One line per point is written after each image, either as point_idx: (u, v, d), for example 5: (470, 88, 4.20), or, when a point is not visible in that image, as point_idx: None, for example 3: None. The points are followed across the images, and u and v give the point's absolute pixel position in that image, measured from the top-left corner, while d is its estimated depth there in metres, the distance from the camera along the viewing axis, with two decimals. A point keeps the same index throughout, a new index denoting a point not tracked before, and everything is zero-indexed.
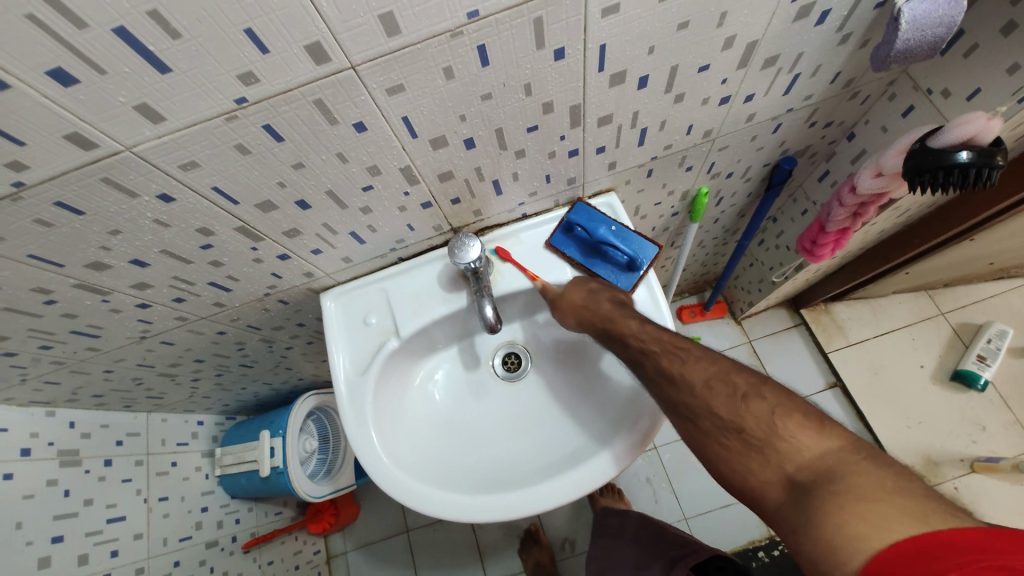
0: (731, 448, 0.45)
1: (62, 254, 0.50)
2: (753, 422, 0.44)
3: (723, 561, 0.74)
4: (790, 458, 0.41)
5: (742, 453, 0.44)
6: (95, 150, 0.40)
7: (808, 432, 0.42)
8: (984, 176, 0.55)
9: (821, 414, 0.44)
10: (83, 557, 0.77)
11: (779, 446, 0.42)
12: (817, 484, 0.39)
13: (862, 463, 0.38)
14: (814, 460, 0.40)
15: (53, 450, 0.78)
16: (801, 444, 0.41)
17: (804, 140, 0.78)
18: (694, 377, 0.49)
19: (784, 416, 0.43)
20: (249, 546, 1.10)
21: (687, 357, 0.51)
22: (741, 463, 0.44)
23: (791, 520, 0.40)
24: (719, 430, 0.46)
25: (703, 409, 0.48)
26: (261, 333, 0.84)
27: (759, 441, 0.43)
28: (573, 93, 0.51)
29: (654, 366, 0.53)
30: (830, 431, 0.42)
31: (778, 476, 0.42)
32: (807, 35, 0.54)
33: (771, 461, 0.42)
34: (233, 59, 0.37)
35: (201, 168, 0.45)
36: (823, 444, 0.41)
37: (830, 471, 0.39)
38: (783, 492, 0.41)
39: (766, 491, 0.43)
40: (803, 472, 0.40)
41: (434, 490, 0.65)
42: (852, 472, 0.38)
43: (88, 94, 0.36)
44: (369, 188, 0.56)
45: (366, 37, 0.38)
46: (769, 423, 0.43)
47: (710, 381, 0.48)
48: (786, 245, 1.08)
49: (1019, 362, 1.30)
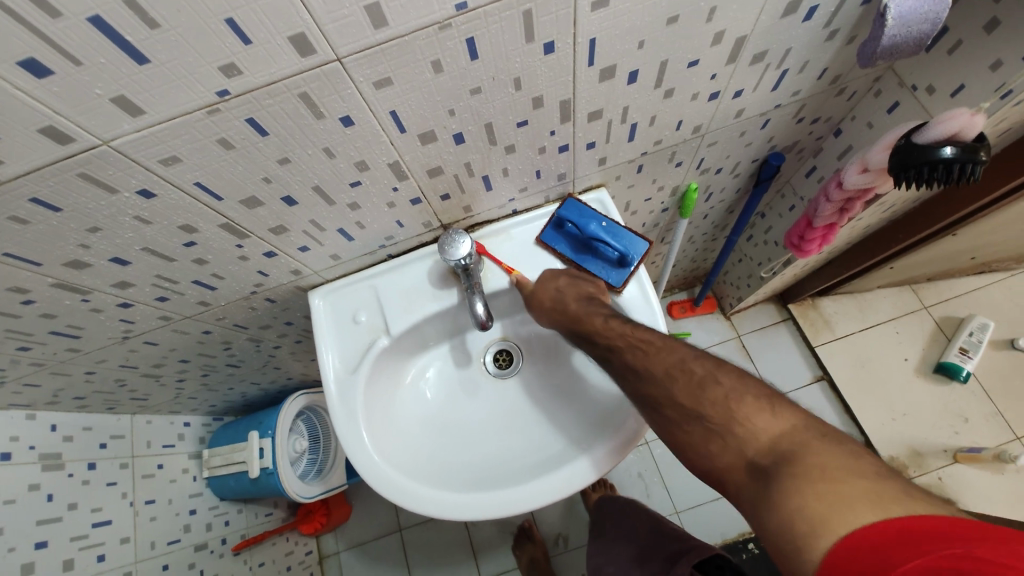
0: (693, 435, 0.46)
1: (39, 252, 0.49)
2: (713, 408, 0.45)
3: (722, 560, 0.74)
4: (749, 442, 0.42)
5: (704, 440, 0.45)
6: (72, 144, 0.39)
7: (763, 415, 0.43)
8: (967, 172, 0.56)
9: (778, 396, 0.44)
10: (68, 562, 0.76)
11: (738, 431, 0.43)
12: (775, 466, 0.39)
13: (815, 443, 0.39)
14: (772, 445, 0.41)
15: (34, 454, 0.76)
16: (757, 428, 0.42)
17: (792, 136, 0.78)
18: (655, 367, 0.51)
19: (739, 401, 0.44)
20: (240, 548, 1.09)
21: (650, 350, 0.52)
22: (702, 449, 0.45)
23: (754, 502, 0.40)
24: (682, 419, 0.47)
25: (665, 399, 0.49)
26: (248, 332, 0.83)
27: (719, 427, 0.44)
28: (563, 87, 0.51)
29: (619, 362, 0.55)
30: (782, 412, 0.42)
31: (740, 461, 0.42)
32: (795, 31, 0.54)
33: (731, 445, 0.43)
34: (215, 50, 0.36)
35: (182, 163, 0.44)
36: (779, 425, 0.42)
37: (787, 452, 0.39)
38: (745, 475, 0.41)
39: (728, 476, 0.43)
40: (763, 455, 0.41)
41: (426, 488, 0.65)
42: (809, 452, 0.38)
43: (63, 85, 0.35)
44: (356, 184, 0.55)
45: (353, 29, 0.37)
46: (725, 408, 0.44)
47: (669, 372, 0.49)
48: (774, 240, 1.09)
49: (1001, 355, 1.33)
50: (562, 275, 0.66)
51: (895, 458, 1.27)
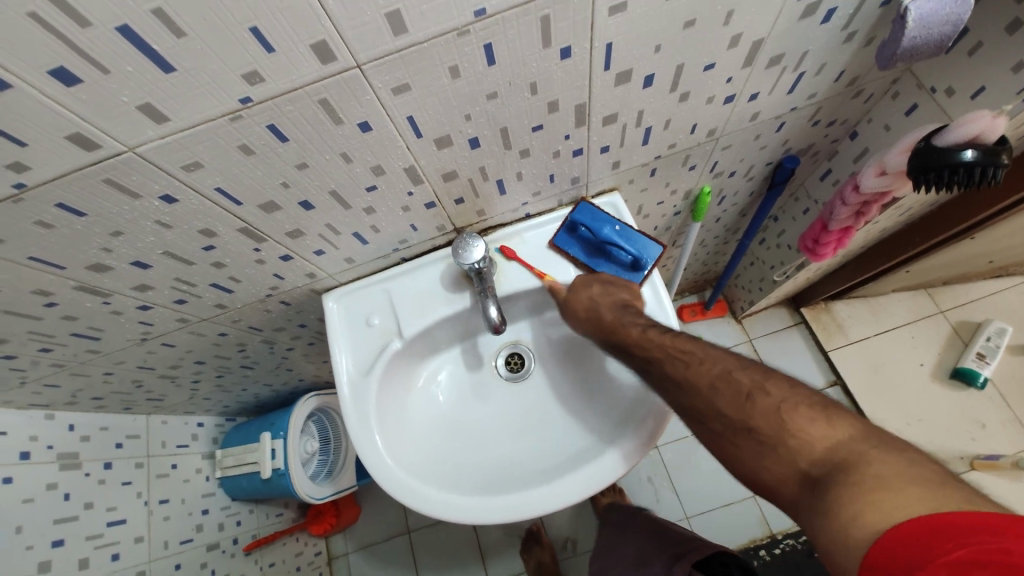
0: (745, 449, 0.45)
1: (63, 255, 0.50)
2: (761, 420, 0.44)
3: (727, 558, 0.74)
4: (802, 452, 0.41)
5: (757, 453, 0.44)
6: (97, 151, 0.40)
7: (816, 424, 0.42)
8: (989, 175, 0.55)
9: (831, 405, 0.43)
10: (83, 561, 0.77)
11: (790, 441, 0.42)
12: (829, 475, 0.39)
13: (873, 452, 0.38)
14: (825, 453, 0.40)
15: (52, 453, 0.77)
16: (811, 437, 0.41)
17: (806, 139, 0.77)
18: (699, 378, 0.50)
19: (792, 410, 0.43)
20: (251, 548, 1.10)
21: (691, 360, 0.51)
22: (755, 463, 0.44)
23: (807, 512, 0.40)
24: (731, 432, 0.46)
25: (711, 412, 0.48)
26: (263, 334, 0.84)
27: (769, 438, 0.43)
28: (579, 92, 0.51)
29: (659, 371, 0.54)
30: (837, 421, 0.41)
31: (791, 471, 0.41)
32: (812, 34, 0.53)
33: (783, 457, 0.42)
34: (238, 57, 0.36)
35: (204, 168, 0.45)
36: (831, 434, 0.41)
37: (841, 460, 0.39)
38: (799, 486, 0.41)
39: (781, 487, 0.42)
40: (816, 465, 0.40)
41: (439, 492, 0.65)
42: (866, 461, 0.38)
43: (90, 93, 0.35)
44: (373, 188, 0.56)
45: (372, 35, 0.38)
46: (777, 419, 0.43)
47: (715, 383, 0.49)
48: (787, 244, 1.08)
49: (1018, 360, 1.30)
50: (585, 281, 0.66)
51: None
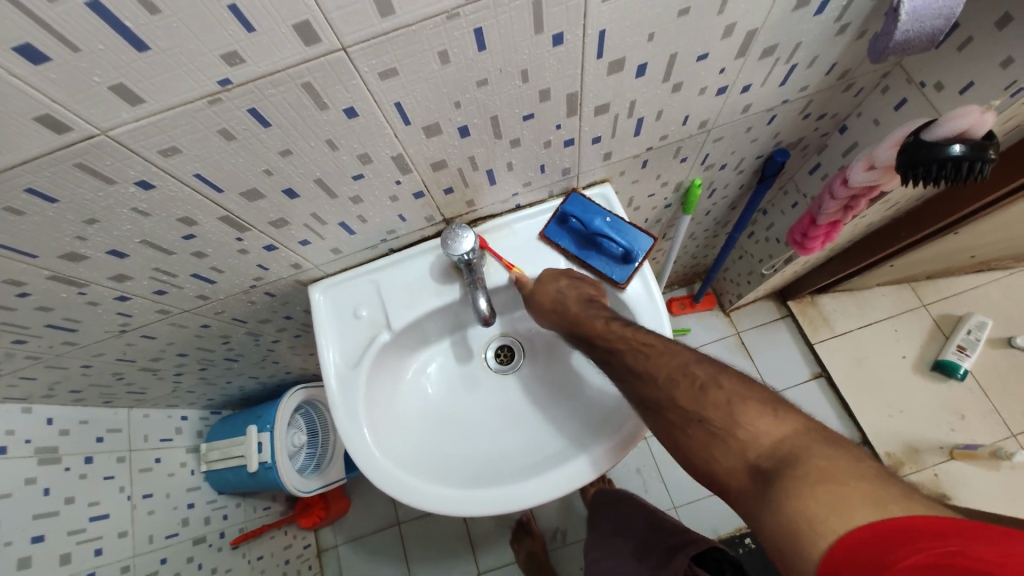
0: (695, 439, 0.45)
1: (35, 243, 0.48)
2: (713, 411, 0.45)
3: (721, 554, 0.76)
4: (750, 446, 0.42)
5: (705, 443, 0.45)
6: (69, 134, 0.38)
7: (765, 418, 0.43)
8: (977, 170, 0.55)
9: (780, 401, 0.44)
10: (65, 556, 0.75)
11: (740, 434, 0.43)
12: (777, 468, 0.39)
13: (818, 447, 0.39)
14: (774, 447, 0.41)
15: (30, 448, 0.75)
16: (760, 431, 0.42)
17: (797, 132, 0.77)
18: (657, 371, 0.50)
19: (743, 405, 0.44)
20: (238, 542, 1.08)
21: (650, 353, 0.52)
22: (703, 452, 0.45)
23: (754, 505, 0.40)
24: (683, 423, 0.47)
25: (666, 401, 0.48)
26: (247, 326, 0.82)
27: (721, 430, 0.44)
28: (570, 80, 0.50)
29: (619, 363, 0.54)
30: (786, 416, 0.42)
31: (740, 464, 0.42)
32: (806, 25, 0.53)
33: (733, 449, 0.43)
34: (217, 37, 0.35)
35: (182, 154, 0.43)
36: (780, 429, 0.41)
37: (789, 454, 0.39)
38: (747, 479, 0.41)
39: (729, 481, 0.43)
40: (765, 459, 0.41)
41: (428, 485, 0.65)
42: (811, 456, 0.38)
43: (59, 72, 0.34)
44: (359, 177, 0.54)
45: (359, 17, 0.36)
46: (728, 413, 0.44)
47: (672, 375, 0.49)
48: (776, 237, 1.09)
49: (997, 353, 1.33)
50: (575, 276, 0.66)
51: (892, 454, 1.27)
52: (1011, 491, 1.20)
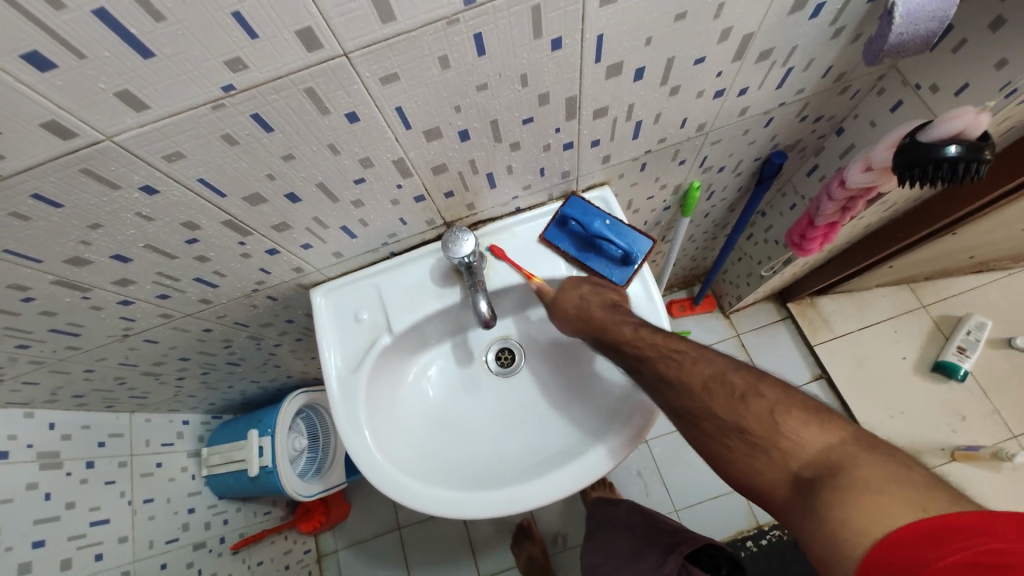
0: (736, 451, 0.46)
1: (40, 248, 0.48)
2: (754, 421, 0.45)
3: (716, 550, 0.80)
4: (792, 455, 0.42)
5: (748, 455, 0.45)
6: (75, 140, 0.38)
7: (809, 428, 0.43)
8: (972, 170, 0.56)
9: (819, 407, 0.44)
10: (65, 562, 0.75)
11: (782, 444, 0.43)
12: (819, 478, 0.40)
13: (861, 454, 0.39)
14: (816, 456, 0.41)
15: (32, 453, 0.75)
16: (801, 440, 0.42)
17: (794, 134, 0.78)
18: (692, 379, 0.50)
19: (784, 413, 0.44)
20: (238, 547, 1.08)
21: (683, 360, 0.51)
22: (746, 464, 0.45)
23: (797, 515, 0.41)
24: (722, 433, 0.47)
25: (701, 411, 0.49)
26: (249, 330, 0.82)
27: (762, 441, 0.44)
28: (569, 84, 0.51)
29: (651, 372, 0.54)
30: (830, 425, 0.42)
31: (783, 474, 0.42)
32: (801, 29, 0.54)
33: (775, 460, 0.43)
34: (220, 43, 0.35)
35: (186, 158, 0.44)
36: (823, 438, 0.42)
37: (833, 463, 0.40)
38: (791, 490, 0.42)
39: (774, 491, 0.43)
40: (807, 468, 0.41)
41: (429, 487, 0.65)
42: (857, 464, 0.39)
43: (66, 79, 0.34)
44: (361, 181, 0.55)
45: (359, 23, 0.37)
46: (770, 422, 0.44)
47: (707, 383, 0.49)
48: (774, 239, 1.09)
49: (997, 353, 1.33)
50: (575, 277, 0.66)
51: None
52: (1013, 492, 1.20)
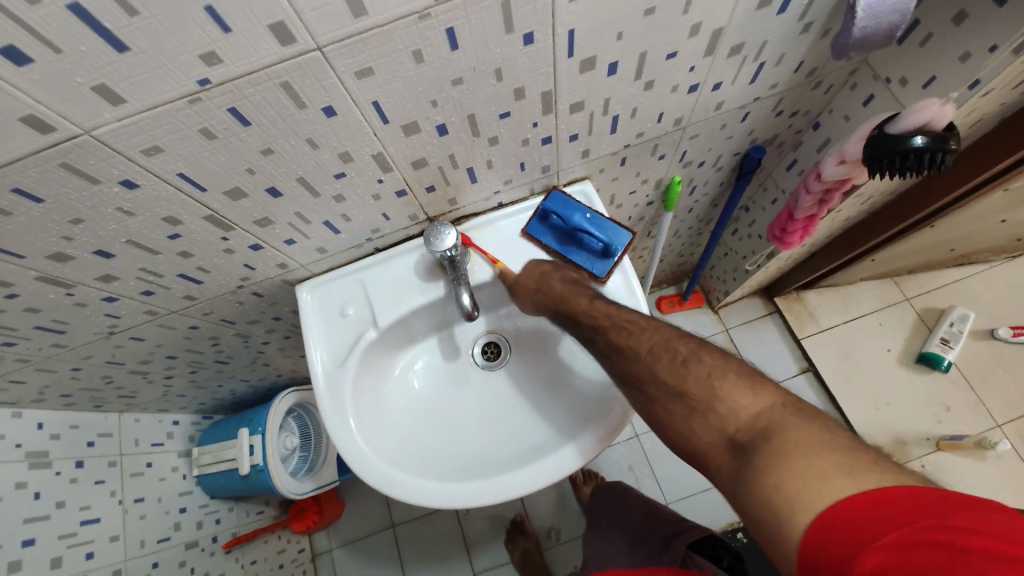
0: (676, 413, 0.48)
1: (23, 244, 0.49)
2: (693, 386, 0.47)
3: (717, 541, 0.80)
4: (729, 419, 0.44)
5: (686, 417, 0.47)
6: (53, 134, 0.39)
7: (743, 392, 0.45)
8: (938, 161, 0.57)
9: (755, 373, 0.46)
10: (56, 560, 0.76)
11: (719, 407, 0.45)
12: (752, 441, 0.41)
13: (791, 418, 0.41)
14: (751, 420, 0.43)
15: (20, 453, 0.75)
16: (736, 404, 0.44)
17: (771, 129, 0.80)
18: (639, 346, 0.53)
19: (721, 378, 0.46)
20: (231, 546, 1.09)
21: (636, 330, 0.55)
22: (686, 428, 0.47)
23: (735, 480, 0.42)
24: (664, 397, 0.49)
25: (649, 378, 0.51)
26: (236, 327, 0.83)
27: (700, 404, 0.46)
28: (543, 79, 0.52)
29: (603, 341, 0.57)
30: (762, 390, 0.44)
31: (719, 438, 0.44)
32: (769, 24, 0.55)
33: (711, 423, 0.45)
34: (195, 37, 0.36)
35: (165, 153, 0.44)
36: (756, 404, 0.43)
37: (765, 427, 0.41)
38: (726, 453, 0.43)
39: (709, 454, 0.45)
40: (742, 431, 0.43)
41: (416, 479, 0.65)
42: (786, 428, 0.40)
43: (43, 74, 0.35)
44: (342, 175, 0.56)
45: (332, 17, 0.38)
46: (708, 387, 0.46)
47: (653, 350, 0.52)
48: (757, 233, 1.11)
49: (980, 344, 1.36)
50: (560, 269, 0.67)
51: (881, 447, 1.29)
52: (995, 481, 1.23)
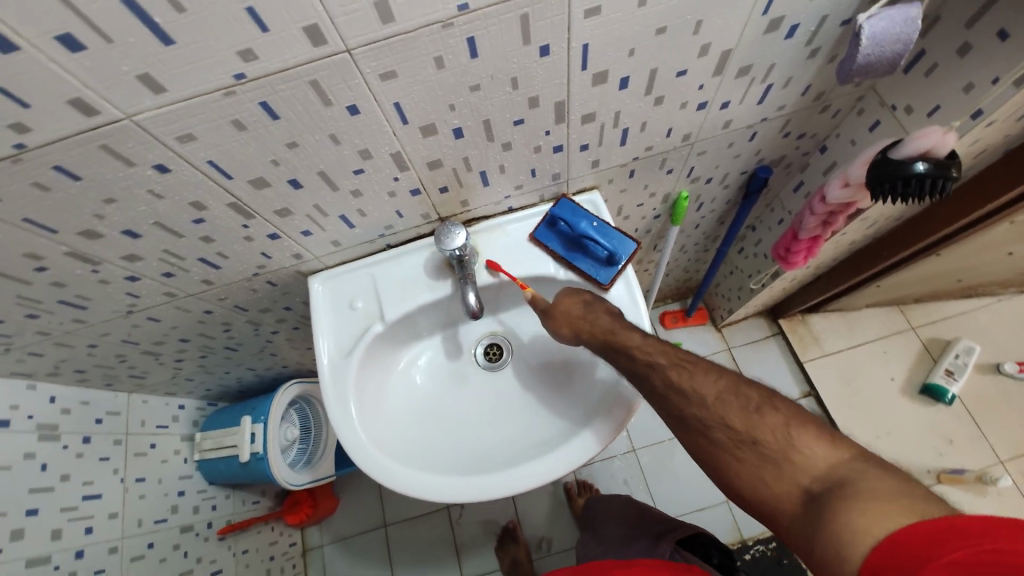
0: (746, 461, 0.47)
1: (57, 219, 0.52)
2: (767, 434, 0.47)
3: (708, 539, 0.81)
4: (804, 469, 0.44)
5: (757, 466, 0.46)
6: (97, 117, 0.42)
7: (819, 443, 0.45)
8: (939, 187, 0.59)
9: (830, 426, 0.46)
10: (56, 531, 0.78)
11: (794, 457, 0.45)
12: (828, 492, 0.42)
13: (869, 470, 0.41)
14: (827, 471, 0.43)
15: (32, 424, 0.78)
16: (812, 454, 0.44)
17: (779, 150, 0.81)
18: (704, 390, 0.53)
19: (798, 428, 0.46)
20: (225, 533, 1.10)
21: (695, 370, 0.55)
22: (753, 476, 0.47)
23: (805, 531, 0.42)
24: (733, 442, 0.49)
25: (715, 421, 0.51)
26: (248, 315, 0.86)
27: (773, 453, 0.46)
28: (557, 89, 0.54)
29: (660, 377, 0.56)
30: (838, 442, 0.45)
31: (793, 488, 0.44)
32: (777, 47, 0.57)
33: (786, 474, 0.45)
34: (235, 34, 0.39)
35: (197, 141, 0.47)
36: (831, 455, 0.44)
37: (842, 478, 0.42)
38: (799, 504, 0.43)
39: (779, 505, 0.45)
40: (817, 482, 0.43)
41: (415, 473, 0.67)
42: (864, 479, 0.41)
43: (93, 60, 0.38)
44: (360, 172, 0.58)
45: (362, 22, 0.41)
46: (783, 436, 0.46)
47: (721, 395, 0.52)
48: (763, 253, 1.12)
49: (985, 378, 1.35)
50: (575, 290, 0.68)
51: None
52: None
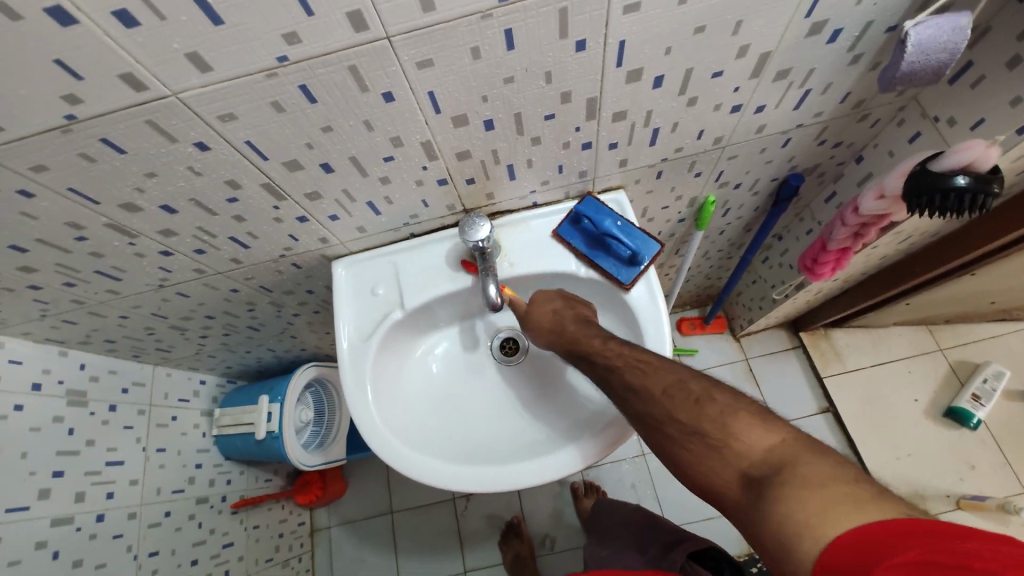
0: (694, 451, 0.46)
1: (100, 191, 0.54)
2: (709, 423, 0.46)
3: (718, 552, 0.78)
4: (744, 456, 0.43)
5: (703, 456, 0.45)
6: (145, 93, 0.44)
7: (755, 429, 0.44)
8: (980, 202, 0.57)
9: (767, 412, 0.46)
10: (80, 494, 0.81)
11: (735, 447, 0.43)
12: (769, 476, 0.40)
13: (804, 453, 0.41)
14: (765, 457, 0.42)
15: (62, 388, 0.81)
16: (751, 442, 0.43)
17: (812, 158, 0.80)
18: (653, 386, 0.52)
19: (734, 417, 0.45)
20: (238, 507, 1.13)
21: (647, 369, 0.54)
22: (699, 467, 0.45)
23: (750, 520, 0.40)
24: (682, 436, 0.47)
25: (664, 415, 0.49)
26: (271, 296, 0.87)
27: (717, 442, 0.45)
28: (591, 85, 0.54)
29: (618, 380, 0.55)
30: (773, 425, 0.44)
31: (733, 475, 0.43)
32: (818, 52, 0.56)
33: (729, 462, 0.43)
34: (280, 17, 0.40)
35: (238, 121, 0.49)
36: (767, 439, 0.43)
37: (781, 462, 0.41)
38: (738, 490, 0.42)
39: (725, 494, 0.43)
40: (757, 468, 0.42)
41: (432, 461, 0.67)
42: (802, 463, 0.40)
43: (147, 36, 0.39)
44: (390, 159, 0.59)
45: (403, 10, 0.41)
46: (723, 423, 0.45)
47: (668, 390, 0.50)
48: (789, 263, 1.10)
49: (1015, 405, 1.30)
50: (557, 296, 0.69)
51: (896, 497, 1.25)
52: None
